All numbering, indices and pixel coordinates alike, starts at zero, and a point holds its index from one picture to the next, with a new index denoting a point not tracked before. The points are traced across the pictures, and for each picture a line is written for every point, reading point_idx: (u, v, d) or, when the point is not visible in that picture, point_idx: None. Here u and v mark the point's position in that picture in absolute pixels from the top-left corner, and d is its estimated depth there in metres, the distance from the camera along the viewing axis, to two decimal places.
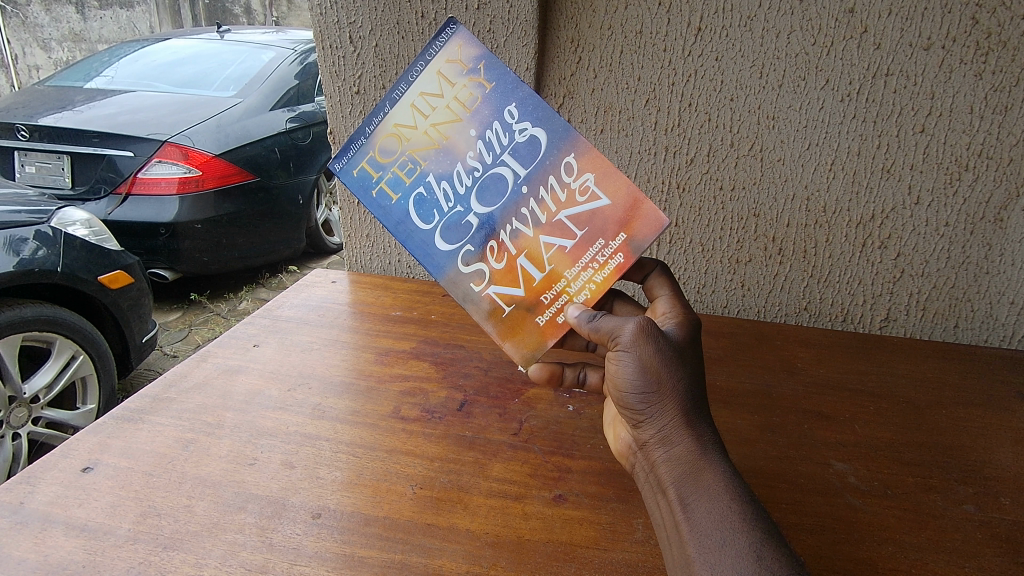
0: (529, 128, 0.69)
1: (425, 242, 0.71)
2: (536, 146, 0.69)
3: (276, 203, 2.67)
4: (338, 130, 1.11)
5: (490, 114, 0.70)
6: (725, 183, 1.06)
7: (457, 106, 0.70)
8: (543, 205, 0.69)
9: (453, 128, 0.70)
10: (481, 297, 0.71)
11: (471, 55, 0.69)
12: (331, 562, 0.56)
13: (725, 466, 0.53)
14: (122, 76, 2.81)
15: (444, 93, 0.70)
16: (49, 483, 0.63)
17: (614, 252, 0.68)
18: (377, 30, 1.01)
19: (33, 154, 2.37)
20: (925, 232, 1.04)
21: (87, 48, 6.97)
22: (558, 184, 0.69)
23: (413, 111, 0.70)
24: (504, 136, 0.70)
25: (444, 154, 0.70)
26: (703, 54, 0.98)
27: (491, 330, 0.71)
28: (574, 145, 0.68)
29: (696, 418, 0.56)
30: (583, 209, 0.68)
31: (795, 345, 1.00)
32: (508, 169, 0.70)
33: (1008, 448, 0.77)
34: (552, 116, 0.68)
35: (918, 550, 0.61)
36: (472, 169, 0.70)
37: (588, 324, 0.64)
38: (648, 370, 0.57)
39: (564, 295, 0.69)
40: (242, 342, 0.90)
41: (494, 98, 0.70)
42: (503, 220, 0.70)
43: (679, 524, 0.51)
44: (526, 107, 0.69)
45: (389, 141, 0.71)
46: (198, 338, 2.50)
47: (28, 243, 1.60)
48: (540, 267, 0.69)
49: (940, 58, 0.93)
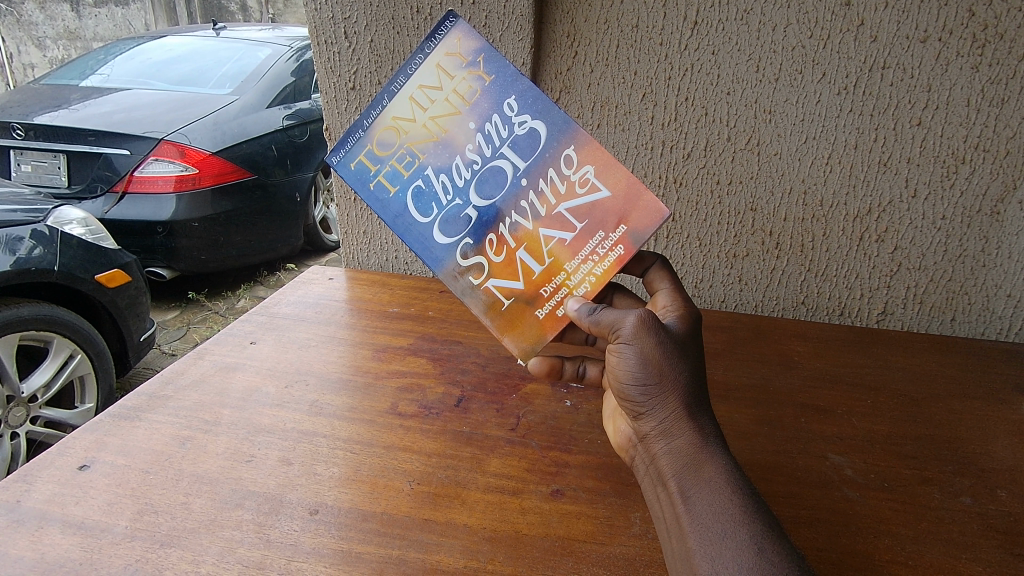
0: (528, 121, 0.69)
1: (423, 236, 0.70)
2: (536, 140, 0.69)
3: (274, 201, 2.67)
4: (334, 126, 1.11)
5: (489, 107, 0.70)
6: (722, 178, 1.06)
7: (456, 99, 0.70)
8: (543, 198, 0.69)
9: (452, 121, 0.70)
10: (481, 290, 0.70)
11: (471, 47, 0.69)
12: (329, 558, 0.56)
13: (726, 459, 0.53)
14: (117, 74, 2.80)
15: (443, 86, 0.70)
16: (46, 482, 0.63)
17: (615, 244, 0.68)
18: (372, 25, 1.01)
19: (29, 153, 2.37)
20: (922, 225, 1.04)
21: (83, 46, 7.01)
22: (558, 176, 0.69)
23: (412, 103, 0.70)
24: (504, 129, 0.69)
25: (443, 147, 0.70)
26: (700, 49, 0.97)
27: (490, 324, 0.71)
28: (574, 138, 0.68)
29: (696, 411, 0.56)
30: (583, 201, 0.68)
31: (793, 339, 1.00)
32: (508, 162, 0.69)
33: (1005, 440, 0.77)
34: (551, 108, 0.68)
35: (916, 542, 0.61)
36: (471, 161, 0.70)
37: (588, 318, 0.64)
38: (649, 363, 0.57)
39: (564, 288, 0.69)
40: (239, 339, 0.90)
41: (494, 91, 0.69)
42: (502, 214, 0.69)
43: (679, 517, 0.51)
44: (526, 100, 0.69)
45: (387, 133, 0.70)
46: (196, 337, 2.50)
47: (24, 242, 1.60)
48: (539, 260, 0.69)
49: (936, 51, 0.93)
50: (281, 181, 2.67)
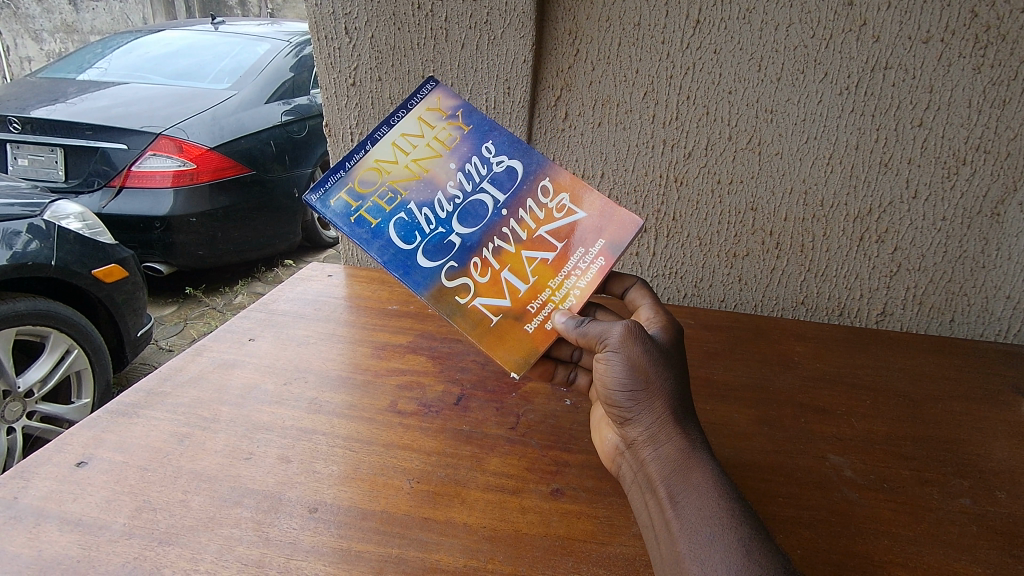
0: (506, 160, 0.73)
1: (406, 262, 0.69)
2: (514, 175, 0.73)
3: (272, 197, 2.66)
4: (334, 123, 1.10)
5: (469, 151, 0.74)
6: (723, 177, 1.06)
7: (437, 145, 0.74)
8: (523, 223, 0.71)
9: (434, 163, 0.73)
10: (467, 309, 0.68)
11: (451, 104, 0.76)
12: (328, 557, 0.56)
13: (713, 464, 0.53)
14: (115, 68, 2.78)
15: (424, 134, 0.74)
16: (43, 478, 0.63)
17: (595, 257, 0.69)
18: (373, 21, 1.00)
19: (25, 146, 2.35)
20: (923, 226, 1.04)
21: (81, 40, 6.96)
22: (536, 205, 0.72)
23: (394, 148, 0.73)
24: (483, 168, 0.73)
25: (424, 184, 0.72)
26: (702, 47, 0.97)
27: (478, 342, 0.67)
28: (549, 171, 0.73)
29: (683, 418, 0.56)
30: (562, 223, 0.71)
31: (793, 340, 1.00)
32: (488, 196, 0.72)
33: (1003, 442, 0.77)
34: (527, 149, 0.74)
35: (915, 544, 0.61)
36: (453, 196, 0.72)
37: (575, 330, 0.62)
38: (636, 370, 0.57)
39: (550, 303, 0.68)
40: (237, 336, 0.89)
41: (472, 138, 0.74)
42: (485, 239, 0.70)
43: (668, 522, 0.51)
44: (503, 143, 0.74)
45: (369, 174, 0.73)
46: (193, 332, 2.50)
47: (21, 236, 1.59)
48: (523, 279, 0.69)
49: (939, 52, 0.93)
50: (280, 176, 2.68)
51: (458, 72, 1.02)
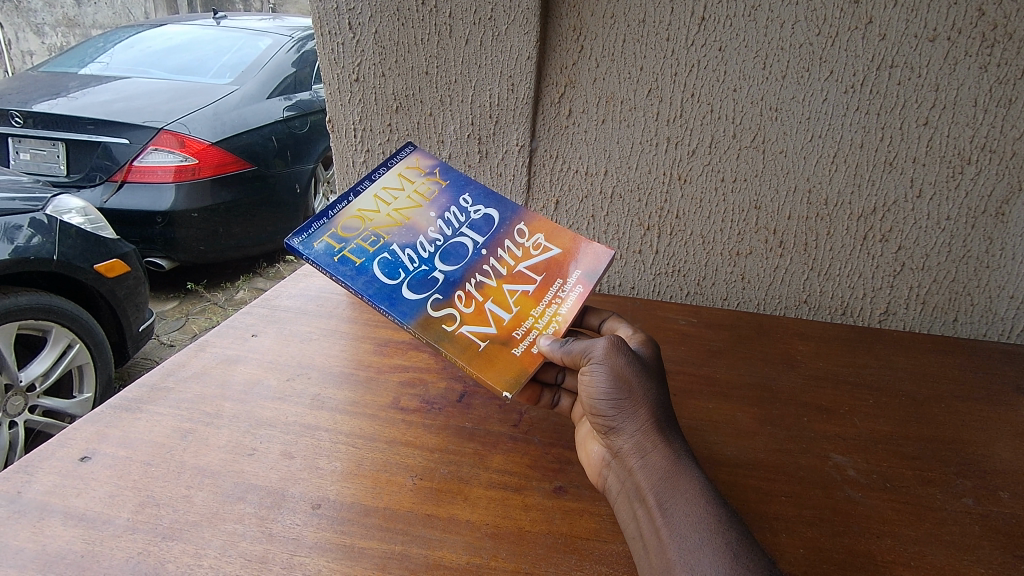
0: (482, 208, 0.77)
1: (390, 295, 0.68)
2: (491, 221, 0.76)
3: (274, 193, 2.66)
4: (338, 119, 1.10)
5: (447, 202, 0.77)
6: (726, 175, 1.05)
7: (417, 197, 0.77)
8: (503, 261, 0.73)
9: (414, 212, 0.75)
10: (454, 336, 0.66)
11: (429, 164, 0.80)
12: (331, 553, 0.56)
13: (697, 471, 0.54)
14: (116, 63, 2.77)
15: (404, 188, 0.77)
16: (46, 473, 0.63)
17: (573, 286, 0.71)
18: (377, 16, 1.00)
19: (27, 140, 2.35)
20: (926, 224, 1.04)
21: (82, 34, 6.92)
22: (514, 244, 0.74)
23: (376, 200, 0.75)
24: (461, 216, 0.76)
25: (407, 229, 0.73)
26: (707, 45, 0.97)
27: (466, 366, 0.64)
28: (524, 216, 0.76)
29: (666, 426, 0.57)
30: (539, 259, 0.73)
31: (795, 339, 1.00)
32: (468, 238, 0.74)
33: (1006, 442, 0.77)
34: (501, 198, 0.78)
35: (917, 543, 0.61)
36: (435, 239, 0.73)
37: (559, 349, 0.62)
38: (620, 380, 0.58)
39: (534, 329, 0.68)
40: (240, 331, 0.89)
41: (450, 191, 0.78)
42: (468, 275, 0.71)
43: (656, 529, 0.51)
44: (479, 195, 0.78)
45: (353, 221, 0.73)
46: (195, 327, 2.50)
47: (23, 230, 1.59)
48: (506, 309, 0.69)
49: (945, 50, 0.92)
50: (281, 172, 2.69)
51: (461, 69, 1.02)
